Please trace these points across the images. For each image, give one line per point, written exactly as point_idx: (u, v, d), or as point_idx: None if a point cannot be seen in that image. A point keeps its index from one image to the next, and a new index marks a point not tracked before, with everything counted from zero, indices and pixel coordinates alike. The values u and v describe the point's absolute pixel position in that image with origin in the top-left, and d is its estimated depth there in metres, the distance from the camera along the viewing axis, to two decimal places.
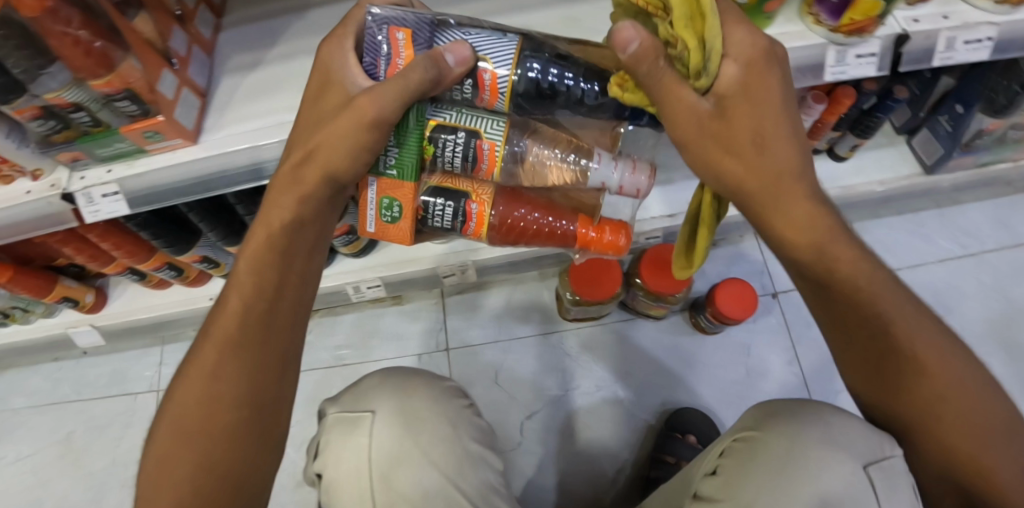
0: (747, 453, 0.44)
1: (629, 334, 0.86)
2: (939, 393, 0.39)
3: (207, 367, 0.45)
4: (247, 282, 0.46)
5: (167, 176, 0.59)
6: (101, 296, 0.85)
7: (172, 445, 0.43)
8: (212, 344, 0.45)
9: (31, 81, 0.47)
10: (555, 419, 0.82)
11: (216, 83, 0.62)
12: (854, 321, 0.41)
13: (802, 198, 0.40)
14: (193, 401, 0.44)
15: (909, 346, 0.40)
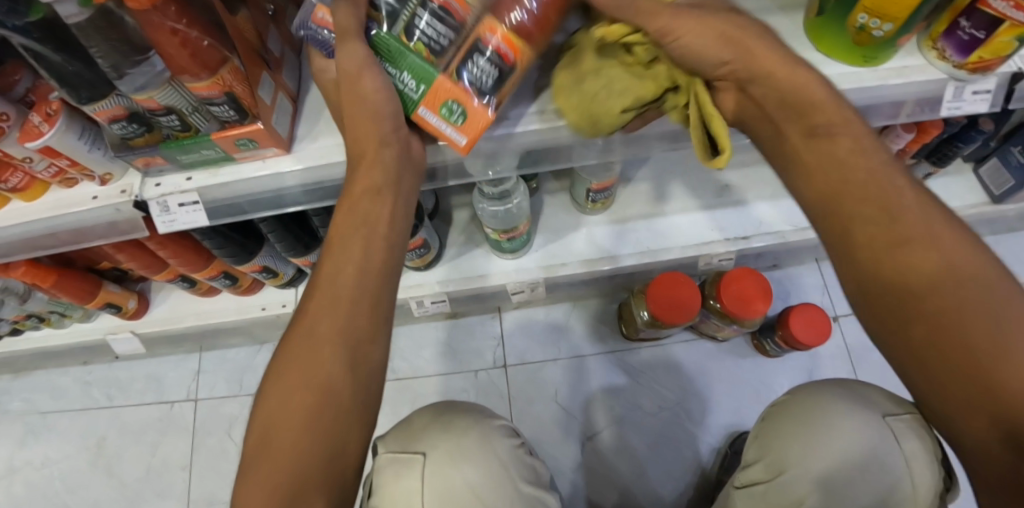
0: (788, 413, 0.54)
1: (691, 355, 0.85)
2: (987, 351, 0.30)
3: (301, 354, 0.38)
4: (341, 255, 0.40)
5: (250, 186, 0.55)
6: (143, 301, 0.80)
7: (264, 440, 0.37)
8: (305, 328, 0.39)
9: (119, 77, 0.43)
10: (616, 440, 0.81)
11: (305, 86, 0.58)
12: (886, 279, 0.34)
13: (839, 162, 0.37)
14: (284, 391, 0.38)
15: (947, 287, 0.32)
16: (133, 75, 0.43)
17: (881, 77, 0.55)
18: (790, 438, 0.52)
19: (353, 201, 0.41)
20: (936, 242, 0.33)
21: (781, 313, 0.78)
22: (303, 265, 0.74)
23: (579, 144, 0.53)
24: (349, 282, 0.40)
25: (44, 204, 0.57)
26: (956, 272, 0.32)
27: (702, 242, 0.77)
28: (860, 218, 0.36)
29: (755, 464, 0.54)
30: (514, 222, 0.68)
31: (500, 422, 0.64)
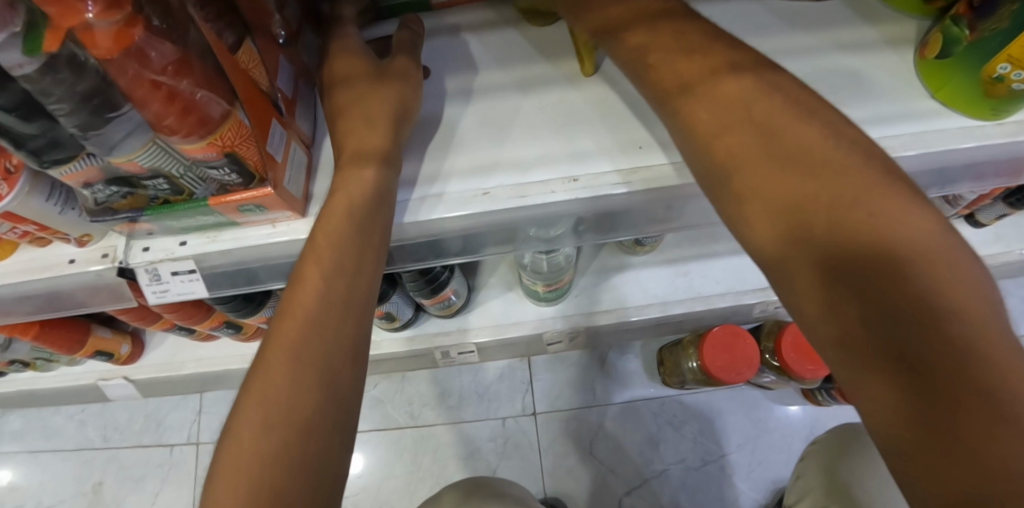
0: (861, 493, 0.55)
1: (736, 405, 0.78)
2: (922, 305, 0.23)
3: (278, 364, 0.34)
4: (326, 257, 0.37)
5: (257, 253, 0.46)
6: (137, 345, 0.73)
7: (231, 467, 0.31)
8: (282, 335, 0.35)
9: (86, 141, 0.33)
10: (659, 496, 0.75)
11: (322, 128, 0.48)
12: (810, 241, 0.26)
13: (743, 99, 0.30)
14: (257, 410, 0.32)
15: (868, 232, 0.25)
16: (104, 136, 0.33)
17: (1009, 132, 0.45)
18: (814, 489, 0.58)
19: (340, 208, 0.38)
20: (839, 181, 0.26)
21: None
22: None
23: (658, 208, 0.44)
24: (337, 291, 0.36)
25: (13, 266, 0.48)
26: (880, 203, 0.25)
27: (761, 288, 0.68)
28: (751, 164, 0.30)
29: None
30: (560, 275, 0.59)
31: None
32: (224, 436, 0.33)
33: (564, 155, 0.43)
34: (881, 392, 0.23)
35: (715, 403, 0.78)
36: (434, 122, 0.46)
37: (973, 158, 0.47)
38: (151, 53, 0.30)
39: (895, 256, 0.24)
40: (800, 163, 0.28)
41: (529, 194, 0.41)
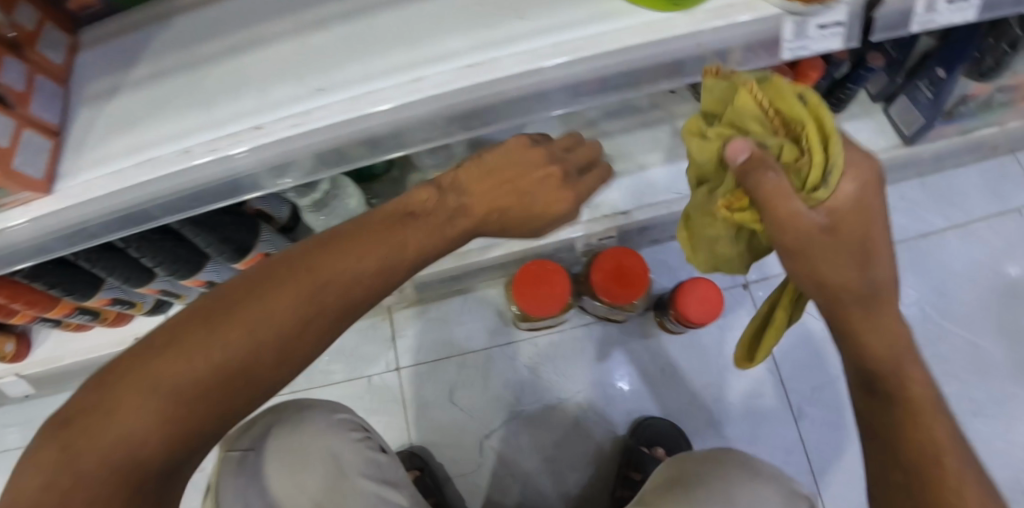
0: None
1: (590, 340, 0.81)
2: (870, 343, 0.39)
3: (219, 368, 0.31)
4: (353, 282, 0.35)
5: (29, 232, 0.49)
6: (23, 343, 0.78)
7: (63, 447, 0.28)
8: (242, 337, 0.31)
9: None
10: (518, 434, 0.79)
11: (73, 114, 0.51)
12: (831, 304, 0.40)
13: (856, 221, 0.38)
14: (158, 393, 0.29)
15: (845, 293, 0.39)
16: None
17: (693, 22, 0.43)
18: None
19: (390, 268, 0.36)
20: (881, 281, 0.39)
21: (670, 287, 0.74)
22: (155, 294, 0.70)
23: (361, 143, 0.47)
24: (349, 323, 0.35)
25: None
26: (877, 303, 0.39)
27: (578, 221, 0.71)
28: (863, 269, 0.39)
29: None
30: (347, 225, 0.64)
31: (342, 415, 0.61)
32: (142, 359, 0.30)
33: (263, 106, 0.46)
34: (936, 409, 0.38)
35: (569, 341, 0.81)
36: (167, 96, 0.50)
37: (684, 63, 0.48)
38: None
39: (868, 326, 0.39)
40: (873, 250, 0.39)
41: (223, 148, 0.46)
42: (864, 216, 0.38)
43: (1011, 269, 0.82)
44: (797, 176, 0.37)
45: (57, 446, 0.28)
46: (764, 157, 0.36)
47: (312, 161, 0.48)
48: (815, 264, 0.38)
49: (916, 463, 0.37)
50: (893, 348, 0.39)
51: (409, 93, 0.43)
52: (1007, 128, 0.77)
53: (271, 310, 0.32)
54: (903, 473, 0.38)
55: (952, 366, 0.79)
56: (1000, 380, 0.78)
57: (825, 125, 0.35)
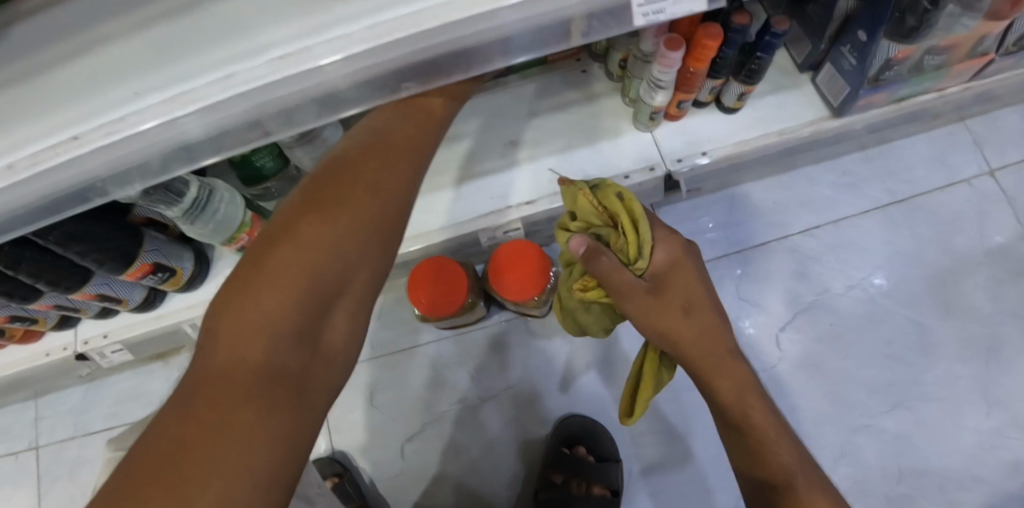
0: None
1: (513, 337, 0.79)
2: (725, 400, 0.48)
3: (306, 300, 0.31)
4: (378, 182, 0.37)
5: None
6: None
7: (209, 402, 0.27)
8: (291, 259, 0.32)
9: None
10: (441, 436, 0.77)
11: None
12: (686, 362, 0.48)
13: (681, 281, 0.49)
14: (259, 340, 0.29)
15: (694, 356, 0.48)
16: None
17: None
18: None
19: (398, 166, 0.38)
20: (726, 350, 0.48)
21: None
22: (53, 309, 0.69)
23: (204, 141, 0.45)
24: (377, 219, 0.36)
25: None
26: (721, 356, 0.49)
27: (480, 215, 0.68)
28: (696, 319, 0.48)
29: None
30: (230, 222, 0.62)
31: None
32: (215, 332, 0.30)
33: (81, 112, 0.43)
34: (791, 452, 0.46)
35: (490, 338, 0.79)
36: None
37: (532, 43, 0.44)
38: None
39: (731, 387, 0.48)
40: (701, 306, 0.49)
41: (44, 160, 0.42)
42: (680, 284, 0.49)
43: (960, 242, 0.77)
44: (624, 254, 0.49)
45: (180, 410, 0.26)
46: (597, 247, 0.48)
47: (160, 162, 0.46)
48: (661, 322, 0.48)
49: (767, 471, 0.46)
50: (741, 394, 0.48)
51: (223, 91, 0.41)
52: (946, 94, 0.69)
53: (306, 229, 0.33)
54: (753, 473, 0.47)
55: (896, 348, 0.75)
56: (947, 361, 0.74)
57: (635, 214, 0.48)
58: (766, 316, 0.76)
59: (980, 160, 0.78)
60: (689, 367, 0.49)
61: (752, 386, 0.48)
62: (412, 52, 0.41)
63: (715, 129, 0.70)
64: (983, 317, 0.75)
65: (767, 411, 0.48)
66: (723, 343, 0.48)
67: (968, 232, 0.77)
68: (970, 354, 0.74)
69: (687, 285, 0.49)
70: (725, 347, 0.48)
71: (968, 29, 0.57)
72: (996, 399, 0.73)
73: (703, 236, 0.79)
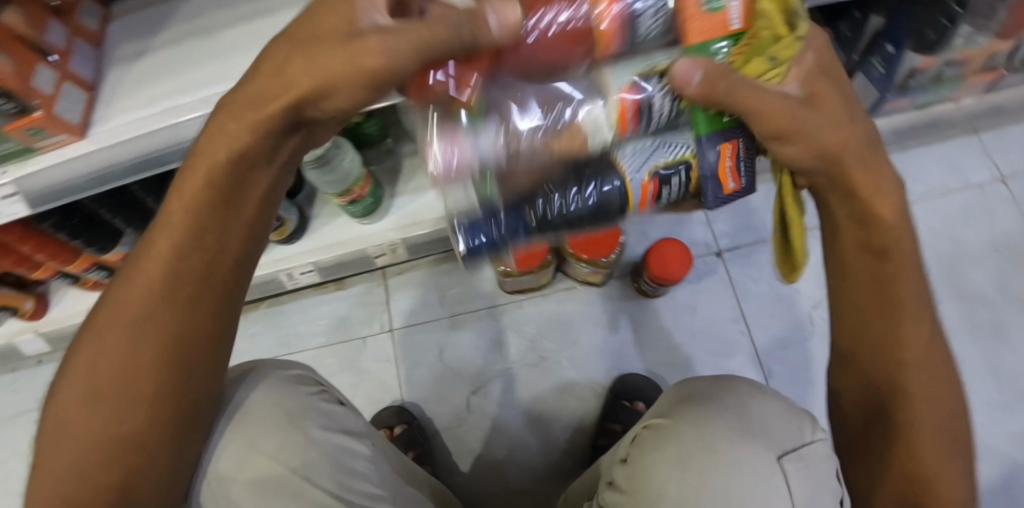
0: (659, 440, 0.41)
1: (572, 304, 0.87)
2: (899, 387, 0.37)
3: (151, 308, 0.38)
4: (163, 234, 0.36)
5: (62, 172, 0.58)
6: (42, 302, 0.84)
7: (77, 412, 0.39)
8: (121, 313, 0.38)
9: None
10: (500, 390, 0.84)
11: (105, 74, 0.60)
12: (876, 347, 0.37)
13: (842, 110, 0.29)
14: (77, 405, 0.39)
15: (879, 334, 0.37)
16: None
17: None
18: (673, 477, 0.39)
19: (195, 176, 0.34)
20: (913, 336, 0.36)
21: (745, 164, 0.33)
22: None
23: None
24: (204, 260, 0.38)
25: None
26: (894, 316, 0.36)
27: None
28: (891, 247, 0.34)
29: (620, 470, 0.43)
30: (347, 180, 0.68)
31: (295, 373, 0.54)
32: (79, 353, 0.39)
33: None
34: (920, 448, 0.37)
35: (551, 303, 0.87)
36: (188, 59, 0.57)
37: None
38: None
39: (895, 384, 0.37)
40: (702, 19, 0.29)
41: None
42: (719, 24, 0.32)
43: (972, 237, 0.86)
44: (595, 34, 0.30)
45: (58, 416, 0.39)
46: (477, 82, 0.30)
47: None
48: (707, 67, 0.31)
49: (910, 466, 0.37)
50: (906, 346, 0.36)
51: None
52: (961, 103, 0.81)
53: (136, 278, 0.38)
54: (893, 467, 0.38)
55: None
56: (962, 341, 0.82)
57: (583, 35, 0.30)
58: (797, 295, 0.86)
59: (991, 167, 0.89)
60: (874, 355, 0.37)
61: (937, 371, 0.37)
62: None
63: None
64: (992, 302, 0.84)
65: (936, 413, 0.37)
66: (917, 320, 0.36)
67: (977, 226, 0.87)
68: (982, 335, 0.82)
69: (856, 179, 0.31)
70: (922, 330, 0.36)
71: (982, 46, 0.68)
72: (1005, 377, 0.81)
73: (741, 225, 0.89)
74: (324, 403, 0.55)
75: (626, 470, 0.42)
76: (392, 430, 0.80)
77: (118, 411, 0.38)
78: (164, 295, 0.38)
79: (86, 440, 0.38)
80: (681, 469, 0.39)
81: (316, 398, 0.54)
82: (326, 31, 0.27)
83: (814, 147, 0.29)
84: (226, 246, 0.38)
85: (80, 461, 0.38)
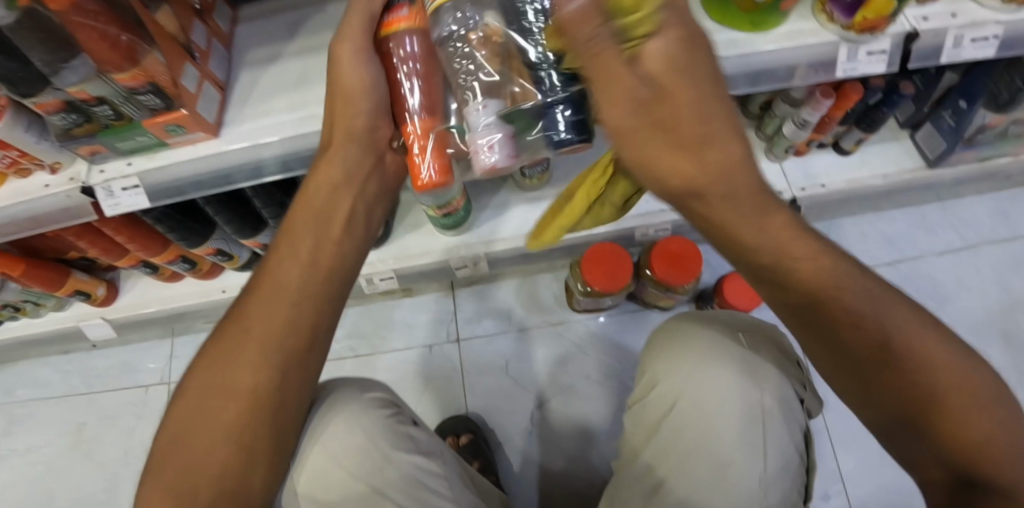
0: (666, 340, 0.59)
1: (637, 325, 0.89)
2: (910, 377, 0.33)
3: (278, 290, 0.49)
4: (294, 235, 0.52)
5: (186, 169, 0.60)
6: (112, 288, 0.84)
7: (209, 394, 0.46)
8: (250, 307, 0.49)
9: (53, 75, 0.46)
10: (564, 406, 0.86)
11: (235, 76, 0.62)
12: (867, 359, 0.34)
13: (696, 111, 0.32)
14: (209, 386, 0.46)
15: (849, 318, 0.34)
16: (63, 72, 0.46)
17: (771, 41, 0.57)
18: (681, 365, 0.55)
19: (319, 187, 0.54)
20: (877, 328, 0.34)
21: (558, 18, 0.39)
22: (255, 247, 0.78)
23: None
24: (317, 249, 0.51)
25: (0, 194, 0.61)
26: (864, 325, 0.34)
27: (638, 213, 0.79)
28: (825, 289, 0.34)
29: (646, 399, 0.58)
30: (448, 198, 0.72)
31: (373, 394, 0.61)
32: (204, 352, 0.49)
33: None
34: (953, 431, 0.32)
35: (617, 324, 0.89)
36: (325, 69, 0.60)
37: (764, 78, 0.59)
38: (94, 9, 0.43)
39: (914, 380, 0.33)
40: (711, 136, 0.32)
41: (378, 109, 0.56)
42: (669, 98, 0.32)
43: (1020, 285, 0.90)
44: None
45: (189, 404, 0.46)
46: None
47: None
48: (651, 157, 0.33)
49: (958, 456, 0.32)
50: (916, 344, 0.34)
51: None
52: (1021, 158, 0.85)
53: (264, 273, 0.50)
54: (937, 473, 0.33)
55: None
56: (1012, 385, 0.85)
57: None
58: None
59: None
60: (860, 365, 0.34)
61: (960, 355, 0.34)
62: None
63: (832, 166, 0.85)
64: None
65: (964, 397, 0.33)
66: (868, 292, 0.34)
67: None
68: None
69: (762, 239, 0.34)
70: (908, 318, 0.34)
71: None
72: None
73: None
74: (394, 418, 0.60)
75: (645, 380, 0.60)
76: (458, 439, 0.81)
77: (247, 382, 0.46)
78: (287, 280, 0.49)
79: (220, 412, 0.45)
80: (682, 361, 0.55)
81: (389, 414, 0.60)
82: (341, 75, 0.50)
83: (698, 167, 0.33)
84: (333, 241, 0.53)
85: (213, 434, 0.45)
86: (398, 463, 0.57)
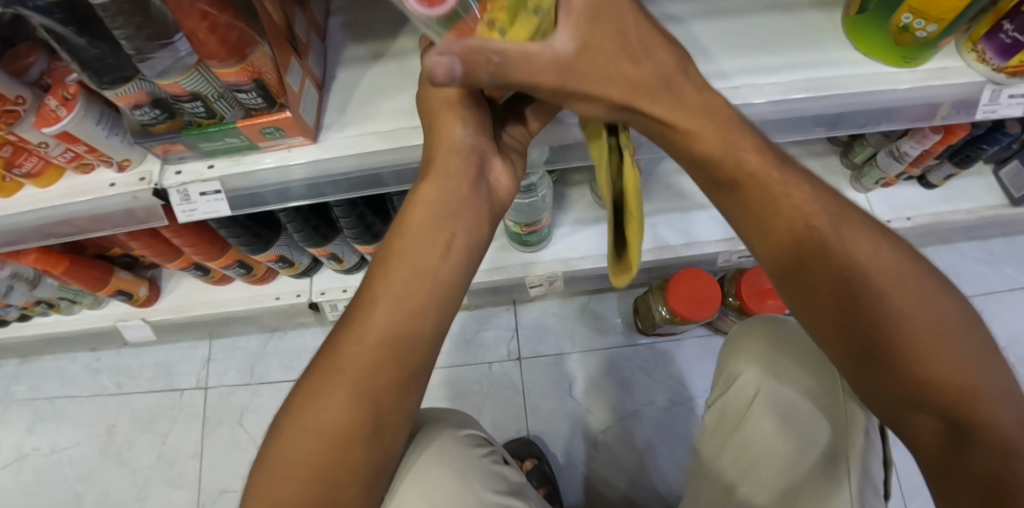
0: (737, 343, 0.57)
1: (705, 351, 0.86)
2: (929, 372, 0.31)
3: (376, 326, 0.39)
4: (397, 262, 0.42)
5: (273, 176, 0.54)
6: (154, 288, 0.78)
7: (294, 457, 0.36)
8: (346, 347, 0.39)
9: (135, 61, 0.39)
10: (630, 432, 0.82)
11: (332, 74, 0.56)
12: (872, 344, 0.33)
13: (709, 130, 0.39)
14: (296, 441, 0.36)
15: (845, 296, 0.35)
16: (148, 60, 0.39)
17: (920, 77, 0.53)
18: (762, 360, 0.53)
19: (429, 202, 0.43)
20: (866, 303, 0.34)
21: None
22: (320, 256, 0.72)
23: None
24: (422, 281, 0.41)
25: (58, 191, 0.55)
26: (862, 312, 0.34)
27: (723, 238, 0.76)
28: (805, 235, 0.37)
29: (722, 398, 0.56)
30: (537, 215, 0.67)
31: (467, 431, 0.54)
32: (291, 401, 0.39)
33: None
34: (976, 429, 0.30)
35: (685, 349, 0.87)
36: None
37: (897, 115, 0.57)
38: None
39: (921, 374, 0.32)
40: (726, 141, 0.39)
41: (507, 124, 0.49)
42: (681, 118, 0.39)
43: None
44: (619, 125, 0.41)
45: (269, 467, 0.36)
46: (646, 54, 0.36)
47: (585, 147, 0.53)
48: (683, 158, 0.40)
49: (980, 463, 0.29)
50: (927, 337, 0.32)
51: None
52: None
53: (365, 307, 0.40)
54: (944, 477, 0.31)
55: None
56: None
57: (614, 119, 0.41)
58: None
59: None
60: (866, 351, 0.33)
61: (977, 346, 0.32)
62: (819, 108, 0.54)
63: (916, 200, 0.83)
64: None
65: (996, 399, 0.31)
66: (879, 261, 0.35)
67: None
68: None
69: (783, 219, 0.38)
70: (917, 300, 0.33)
71: None
72: None
73: None
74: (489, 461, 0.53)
75: (721, 385, 0.57)
76: (522, 464, 0.78)
77: (331, 442, 0.36)
78: (390, 316, 0.40)
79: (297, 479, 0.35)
80: (762, 360, 0.53)
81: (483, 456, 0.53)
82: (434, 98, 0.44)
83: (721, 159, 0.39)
84: (440, 270, 0.42)
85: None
86: (487, 506, 0.49)
